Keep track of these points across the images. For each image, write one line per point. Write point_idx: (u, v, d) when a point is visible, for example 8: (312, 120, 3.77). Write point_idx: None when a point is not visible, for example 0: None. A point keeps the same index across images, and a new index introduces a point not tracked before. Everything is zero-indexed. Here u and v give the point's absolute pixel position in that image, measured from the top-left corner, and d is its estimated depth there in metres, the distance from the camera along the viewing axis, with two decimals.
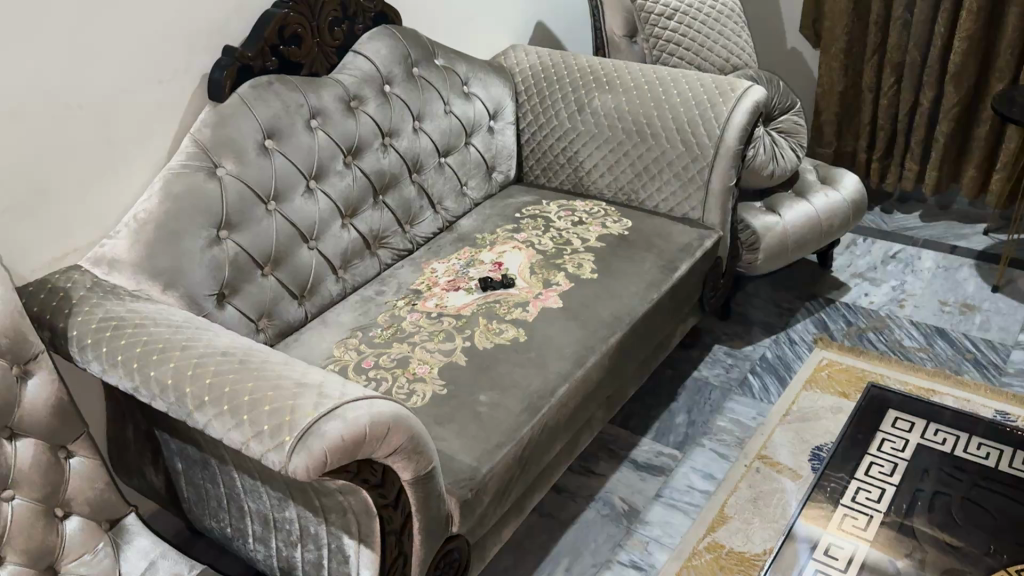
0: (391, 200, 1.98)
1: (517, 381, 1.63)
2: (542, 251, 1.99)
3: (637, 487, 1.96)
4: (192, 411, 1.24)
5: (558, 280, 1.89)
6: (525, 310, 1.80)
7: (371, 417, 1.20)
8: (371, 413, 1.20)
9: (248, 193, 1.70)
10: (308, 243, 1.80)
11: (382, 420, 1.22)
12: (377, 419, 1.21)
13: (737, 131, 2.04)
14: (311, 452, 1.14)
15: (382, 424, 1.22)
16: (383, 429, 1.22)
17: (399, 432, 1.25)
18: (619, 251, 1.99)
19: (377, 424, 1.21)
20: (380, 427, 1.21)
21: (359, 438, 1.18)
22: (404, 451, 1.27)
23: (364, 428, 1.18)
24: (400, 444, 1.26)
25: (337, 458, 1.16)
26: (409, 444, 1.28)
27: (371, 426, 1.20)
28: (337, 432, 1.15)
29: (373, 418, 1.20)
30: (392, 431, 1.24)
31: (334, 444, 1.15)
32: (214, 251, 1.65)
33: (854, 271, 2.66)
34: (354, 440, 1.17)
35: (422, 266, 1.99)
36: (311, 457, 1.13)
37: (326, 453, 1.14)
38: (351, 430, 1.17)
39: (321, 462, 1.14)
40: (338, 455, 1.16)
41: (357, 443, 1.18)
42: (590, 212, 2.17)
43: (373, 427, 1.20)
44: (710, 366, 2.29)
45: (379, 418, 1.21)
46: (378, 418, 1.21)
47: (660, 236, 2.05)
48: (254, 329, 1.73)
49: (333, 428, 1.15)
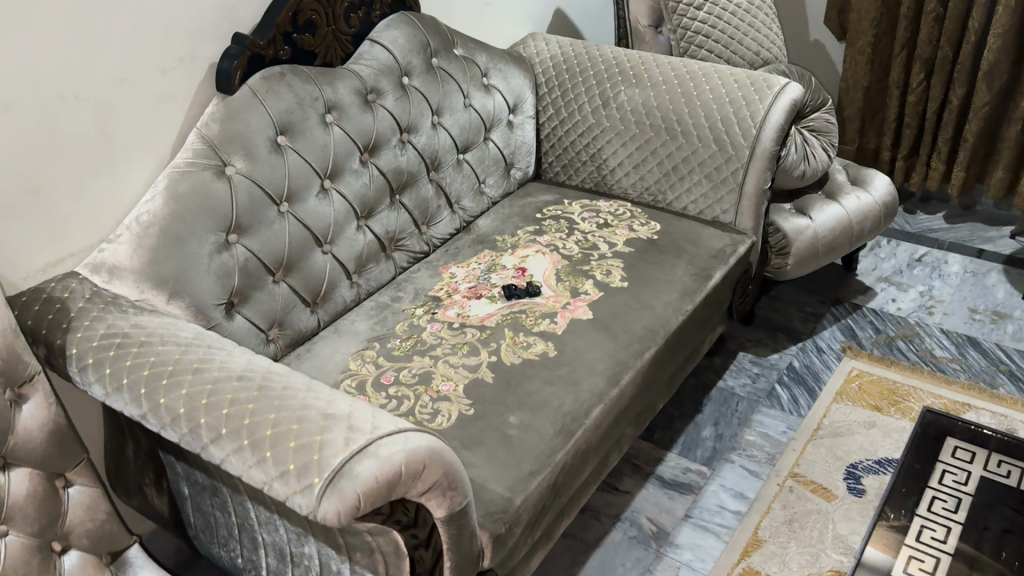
0: (408, 200, 1.86)
1: (548, 401, 1.52)
2: (568, 256, 1.87)
3: (665, 507, 1.86)
4: (207, 444, 1.12)
5: (586, 288, 1.77)
6: (554, 322, 1.68)
7: (406, 454, 1.09)
8: (405, 449, 1.09)
9: (258, 194, 1.57)
10: (322, 247, 1.68)
11: (417, 457, 1.10)
12: (412, 455, 1.10)
13: (774, 131, 1.92)
14: (344, 495, 1.02)
15: (417, 461, 1.10)
16: (419, 467, 1.11)
17: (435, 469, 1.14)
18: (649, 257, 1.87)
19: (412, 462, 1.09)
20: (416, 464, 1.10)
21: (394, 479, 1.07)
22: (440, 489, 1.16)
23: (398, 467, 1.07)
24: (435, 482, 1.15)
25: (370, 501, 1.05)
26: (445, 481, 1.16)
27: (406, 465, 1.08)
28: (370, 473, 1.04)
29: (408, 455, 1.09)
30: (428, 469, 1.12)
31: (367, 486, 1.04)
32: (222, 257, 1.52)
33: (880, 275, 2.56)
34: (389, 482, 1.06)
35: (440, 270, 1.87)
36: (343, 502, 1.02)
37: (359, 496, 1.03)
38: (385, 470, 1.06)
39: (355, 506, 1.03)
40: (372, 498, 1.04)
41: (391, 484, 1.07)
42: (614, 213, 2.05)
43: (408, 466, 1.09)
44: (735, 375, 2.20)
45: (414, 455, 1.10)
46: (414, 455, 1.10)
47: (691, 241, 1.94)
48: (263, 340, 1.62)
49: (367, 468, 1.04)
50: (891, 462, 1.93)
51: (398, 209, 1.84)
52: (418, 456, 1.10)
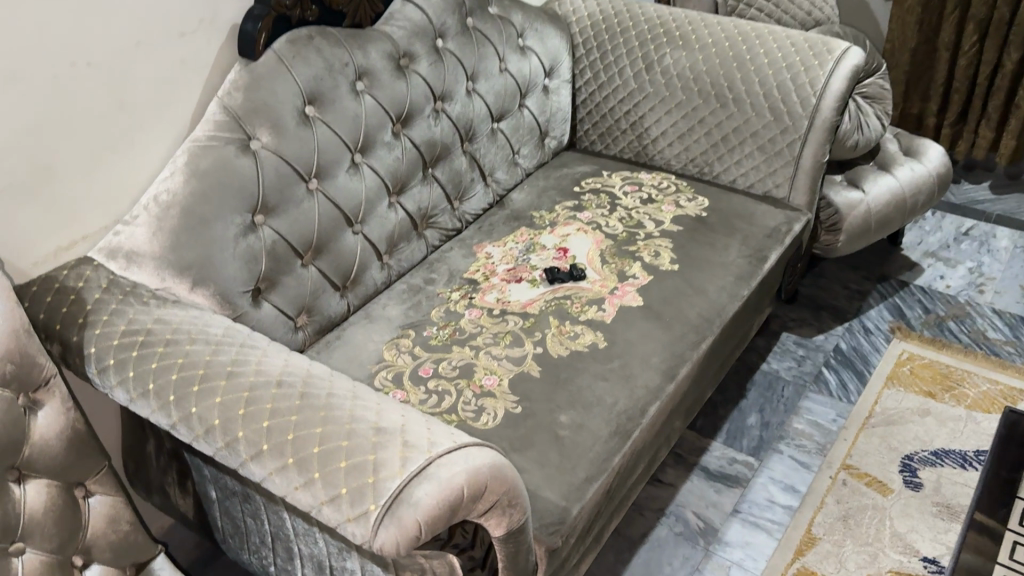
0: (442, 173, 1.73)
1: (601, 398, 1.41)
2: (612, 235, 1.75)
3: (711, 501, 1.76)
4: (245, 461, 1.00)
5: (635, 271, 1.65)
6: (602, 310, 1.56)
7: (466, 474, 0.97)
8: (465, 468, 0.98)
9: (286, 170, 1.44)
10: (352, 227, 1.56)
11: (477, 476, 0.99)
12: (472, 475, 0.98)
13: (834, 101, 1.79)
14: (402, 524, 0.92)
15: (479, 480, 0.99)
16: (479, 487, 0.99)
17: (495, 485, 1.02)
18: (699, 237, 1.75)
19: (473, 481, 0.98)
20: (476, 484, 0.99)
21: (455, 502, 0.96)
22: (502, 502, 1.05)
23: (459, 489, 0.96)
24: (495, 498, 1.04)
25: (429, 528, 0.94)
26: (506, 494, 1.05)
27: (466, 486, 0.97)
28: (429, 498, 0.93)
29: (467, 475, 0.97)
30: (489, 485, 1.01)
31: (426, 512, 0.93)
32: (248, 240, 1.40)
33: (926, 250, 2.45)
34: (449, 506, 0.95)
35: (475, 250, 1.75)
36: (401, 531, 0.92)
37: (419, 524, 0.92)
38: (444, 494, 0.94)
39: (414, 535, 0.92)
40: (431, 524, 0.94)
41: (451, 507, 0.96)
42: (658, 187, 1.92)
43: (469, 487, 0.97)
44: (779, 357, 2.09)
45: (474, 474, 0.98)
46: (474, 474, 0.98)
47: (742, 219, 1.81)
48: (292, 328, 1.50)
49: (426, 492, 0.93)
50: (948, 453, 1.83)
51: (431, 184, 1.71)
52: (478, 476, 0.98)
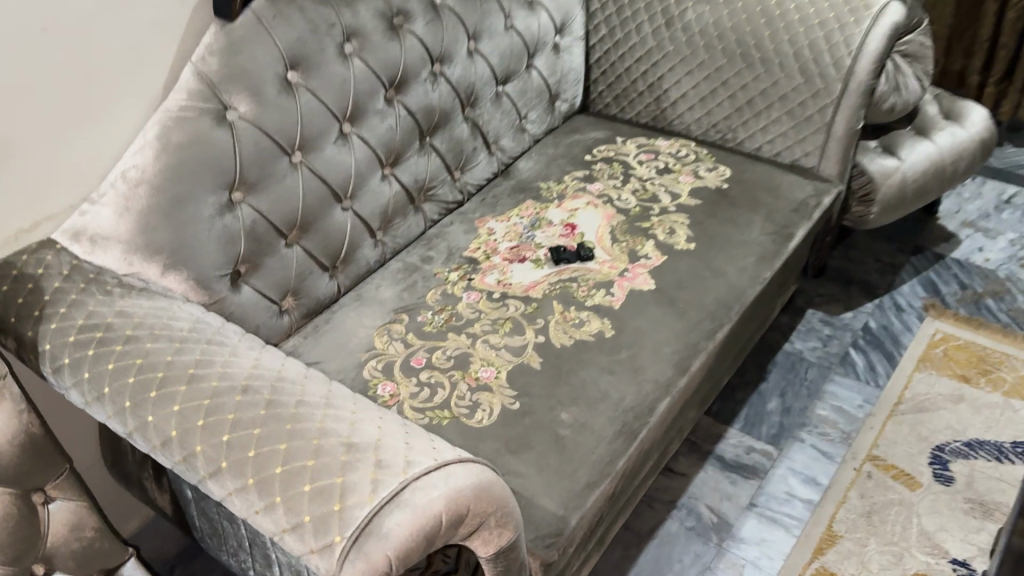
0: (441, 142, 1.61)
1: (606, 393, 1.30)
2: (624, 210, 1.62)
3: (726, 493, 1.66)
4: (203, 479, 0.91)
5: (647, 251, 1.53)
6: (610, 295, 1.44)
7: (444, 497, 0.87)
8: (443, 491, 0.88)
9: (267, 143, 1.32)
10: (341, 203, 1.45)
11: (457, 501, 0.89)
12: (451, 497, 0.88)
13: (872, 62, 1.62)
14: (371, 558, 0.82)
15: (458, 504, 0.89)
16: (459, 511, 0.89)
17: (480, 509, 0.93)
18: (718, 212, 1.62)
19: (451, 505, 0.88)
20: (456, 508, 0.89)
21: (431, 529, 0.86)
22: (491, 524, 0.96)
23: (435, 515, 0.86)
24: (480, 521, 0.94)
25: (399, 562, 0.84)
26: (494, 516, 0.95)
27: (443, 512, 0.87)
28: (400, 526, 0.83)
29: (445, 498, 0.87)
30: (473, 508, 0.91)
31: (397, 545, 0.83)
32: (224, 220, 1.29)
33: (964, 220, 2.29)
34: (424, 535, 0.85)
35: (477, 225, 1.63)
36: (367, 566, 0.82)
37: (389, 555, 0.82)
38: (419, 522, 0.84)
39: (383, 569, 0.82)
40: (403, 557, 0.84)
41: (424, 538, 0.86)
42: (676, 155, 1.79)
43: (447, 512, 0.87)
44: (803, 337, 1.97)
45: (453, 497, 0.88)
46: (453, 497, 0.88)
47: (766, 192, 1.67)
48: (277, 312, 1.40)
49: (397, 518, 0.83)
50: (982, 445, 1.71)
51: (429, 154, 1.59)
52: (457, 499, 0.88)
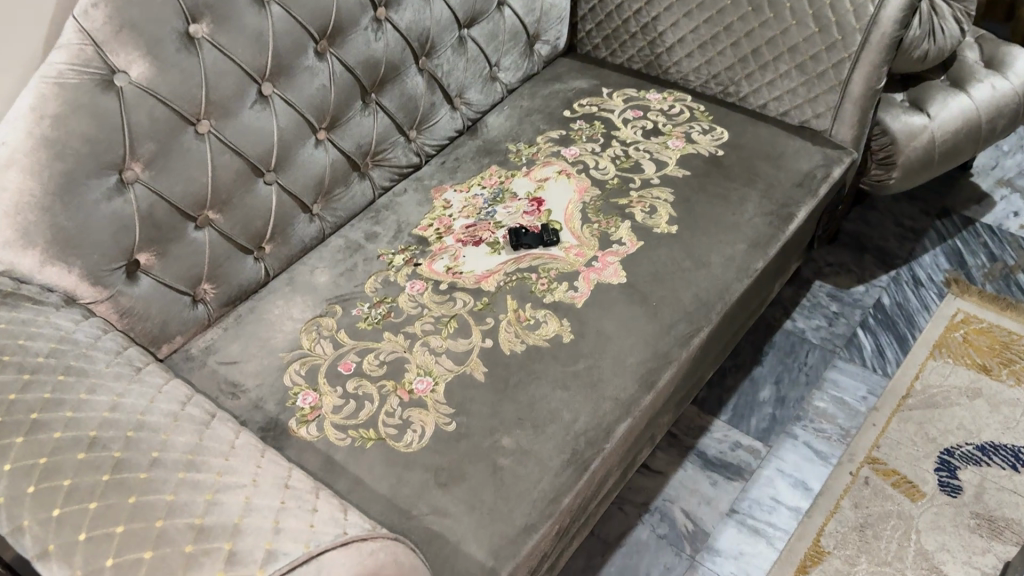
0: (389, 100, 1.40)
1: (557, 414, 1.12)
2: (601, 183, 1.41)
3: (705, 497, 1.50)
4: (31, 560, 0.76)
5: (621, 235, 1.33)
6: (574, 290, 1.25)
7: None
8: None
9: (163, 113, 1.12)
10: (263, 176, 1.26)
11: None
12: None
13: (899, 10, 1.36)
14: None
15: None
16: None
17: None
18: (708, 186, 1.40)
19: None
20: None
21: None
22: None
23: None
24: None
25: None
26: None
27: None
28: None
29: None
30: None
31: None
32: (114, 203, 1.10)
33: (1000, 178, 2.05)
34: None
35: (432, 196, 1.43)
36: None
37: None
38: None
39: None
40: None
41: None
42: (668, 113, 1.56)
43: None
44: (806, 314, 1.77)
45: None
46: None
47: (766, 161, 1.45)
48: (189, 302, 1.24)
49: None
50: (997, 449, 1.53)
51: (374, 113, 1.38)
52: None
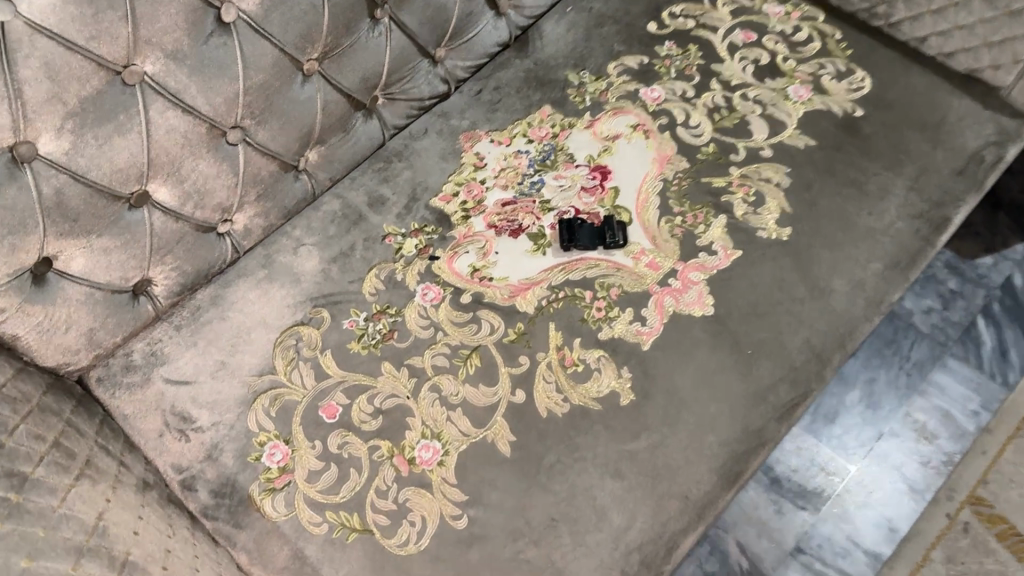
0: (410, 14, 1.00)
1: (603, 517, 0.84)
2: (690, 151, 1.04)
3: (766, 528, 1.26)
4: None
5: (712, 238, 0.98)
6: (640, 322, 0.93)
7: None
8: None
9: (69, 63, 0.75)
10: (227, 134, 0.91)
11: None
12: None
13: None
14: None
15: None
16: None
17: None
18: (837, 168, 1.03)
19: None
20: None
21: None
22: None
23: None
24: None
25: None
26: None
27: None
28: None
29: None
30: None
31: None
32: (4, 194, 0.77)
33: None
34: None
35: (461, 147, 1.08)
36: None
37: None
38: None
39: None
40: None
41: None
42: (789, 39, 1.14)
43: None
44: (916, 290, 1.44)
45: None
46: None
47: (918, 132, 1.06)
48: (127, 298, 0.93)
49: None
50: None
51: (386, 33, 0.99)
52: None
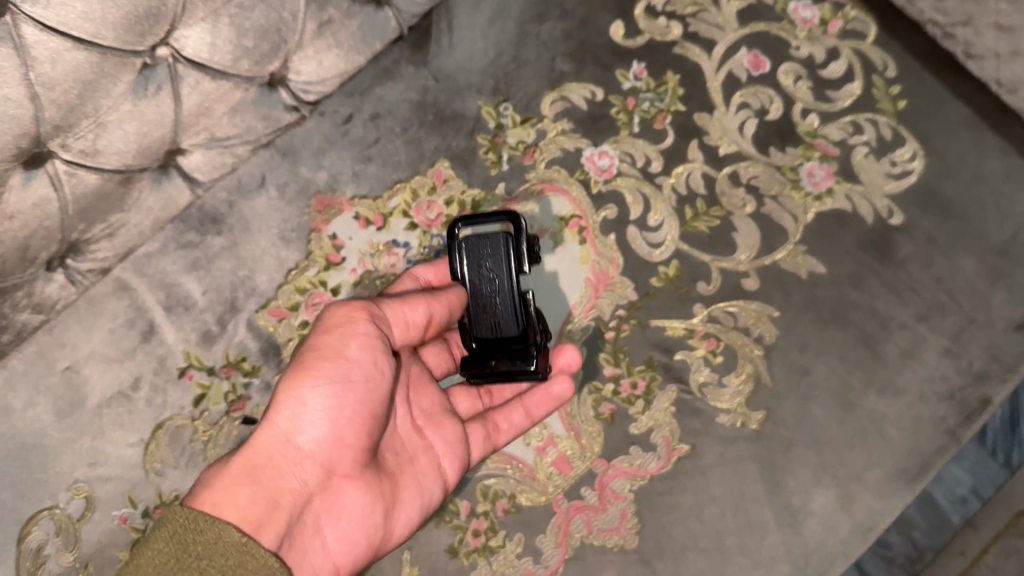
0: (231, 21, 0.61)
1: None
2: (638, 272, 0.71)
3: None
4: None
5: (652, 424, 0.68)
6: (533, 558, 0.66)
7: (360, 362, 0.49)
8: (280, 442, 0.47)
9: None
10: None
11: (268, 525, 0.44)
12: (316, 470, 0.48)
13: None
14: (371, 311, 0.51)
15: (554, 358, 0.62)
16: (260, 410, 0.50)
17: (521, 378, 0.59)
18: (850, 317, 0.71)
19: (292, 520, 0.46)
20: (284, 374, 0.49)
21: (387, 511, 0.51)
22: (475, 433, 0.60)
23: (351, 461, 0.49)
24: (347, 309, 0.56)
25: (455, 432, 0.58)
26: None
27: (273, 473, 0.46)
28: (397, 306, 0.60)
29: (344, 378, 0.48)
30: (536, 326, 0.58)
31: (330, 552, 0.48)
32: None
33: None
34: (488, 261, 0.57)
35: (310, 221, 0.74)
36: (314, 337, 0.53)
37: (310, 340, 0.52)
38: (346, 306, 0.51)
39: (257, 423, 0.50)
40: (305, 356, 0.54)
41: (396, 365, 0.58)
42: (822, 70, 0.76)
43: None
44: None
45: (316, 411, 0.47)
46: (303, 464, 0.47)
47: (978, 257, 0.73)
48: None
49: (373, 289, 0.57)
50: None
51: (208, 39, 0.60)
52: (556, 381, 0.61)
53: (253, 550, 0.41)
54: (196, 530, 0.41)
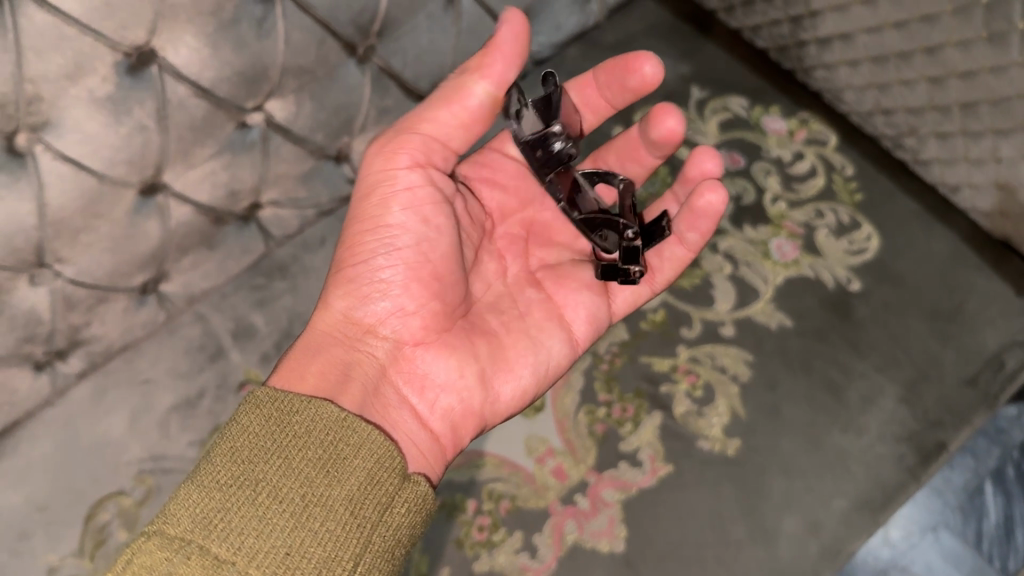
0: (314, 100, 0.79)
1: None
2: (632, 316, 0.84)
3: None
4: None
5: (639, 441, 0.78)
6: (530, 553, 0.74)
7: (405, 224, 0.68)
8: (342, 320, 0.67)
9: None
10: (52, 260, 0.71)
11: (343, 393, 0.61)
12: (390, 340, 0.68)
13: None
14: (423, 211, 0.68)
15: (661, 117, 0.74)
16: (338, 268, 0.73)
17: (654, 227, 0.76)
18: (814, 364, 0.82)
19: (377, 377, 0.66)
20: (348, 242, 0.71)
21: (479, 373, 0.69)
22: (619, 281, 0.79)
23: (413, 326, 0.68)
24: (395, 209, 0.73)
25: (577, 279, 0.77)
26: (437, 470, 0.66)
27: (340, 361, 0.65)
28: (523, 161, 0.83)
29: (392, 246, 0.67)
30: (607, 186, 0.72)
31: (426, 400, 0.67)
32: None
33: None
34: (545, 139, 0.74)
35: None
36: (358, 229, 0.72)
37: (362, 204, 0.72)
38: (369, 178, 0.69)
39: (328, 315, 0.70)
40: None
41: (550, 221, 0.82)
42: (789, 168, 0.93)
43: (440, 439, 0.67)
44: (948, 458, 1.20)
45: (379, 276, 0.67)
46: (375, 318, 0.67)
47: (929, 321, 0.85)
48: None
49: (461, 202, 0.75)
50: None
51: (292, 109, 0.78)
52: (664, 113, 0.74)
53: (348, 421, 0.56)
54: (291, 411, 0.55)
